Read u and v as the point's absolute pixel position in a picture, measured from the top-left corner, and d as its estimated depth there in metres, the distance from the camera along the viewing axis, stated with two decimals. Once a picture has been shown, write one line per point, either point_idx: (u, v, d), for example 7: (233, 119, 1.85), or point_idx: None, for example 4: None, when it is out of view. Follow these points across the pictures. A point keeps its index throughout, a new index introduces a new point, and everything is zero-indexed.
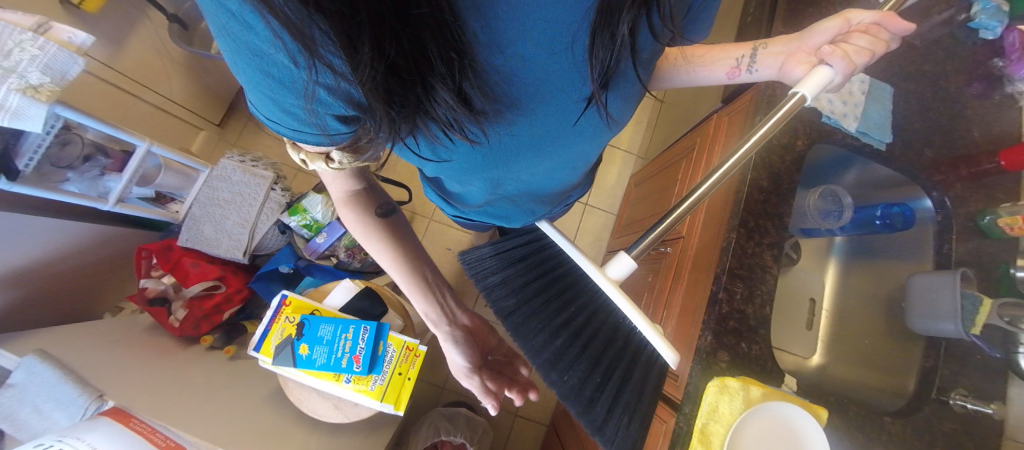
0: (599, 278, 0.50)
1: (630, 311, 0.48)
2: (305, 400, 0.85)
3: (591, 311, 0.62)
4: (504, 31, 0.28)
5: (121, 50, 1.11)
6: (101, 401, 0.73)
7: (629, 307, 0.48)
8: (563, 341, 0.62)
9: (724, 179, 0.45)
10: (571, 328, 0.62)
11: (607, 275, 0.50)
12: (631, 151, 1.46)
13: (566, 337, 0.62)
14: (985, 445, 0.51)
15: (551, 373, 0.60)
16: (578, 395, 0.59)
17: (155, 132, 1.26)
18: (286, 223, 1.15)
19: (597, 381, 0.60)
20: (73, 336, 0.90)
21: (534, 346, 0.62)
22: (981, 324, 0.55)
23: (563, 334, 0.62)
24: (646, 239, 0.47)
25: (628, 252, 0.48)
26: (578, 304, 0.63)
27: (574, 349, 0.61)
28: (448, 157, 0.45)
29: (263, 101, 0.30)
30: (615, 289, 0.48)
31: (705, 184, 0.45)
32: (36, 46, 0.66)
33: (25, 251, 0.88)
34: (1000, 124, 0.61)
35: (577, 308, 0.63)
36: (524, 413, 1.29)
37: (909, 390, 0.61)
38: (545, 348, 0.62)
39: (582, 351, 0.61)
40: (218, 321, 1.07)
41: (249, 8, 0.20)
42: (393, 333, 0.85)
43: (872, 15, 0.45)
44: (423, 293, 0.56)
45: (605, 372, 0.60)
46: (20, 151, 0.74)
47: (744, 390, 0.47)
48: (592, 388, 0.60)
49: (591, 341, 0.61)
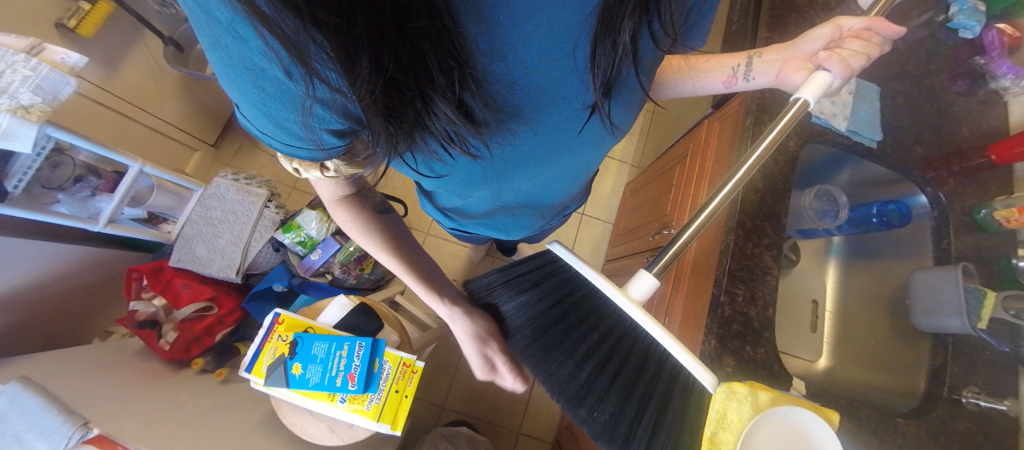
0: (622, 300, 0.42)
1: (665, 337, 0.41)
2: (299, 422, 0.82)
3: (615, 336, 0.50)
4: (505, 38, 0.27)
5: (115, 73, 1.13)
6: (86, 429, 0.69)
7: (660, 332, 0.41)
8: (590, 372, 0.52)
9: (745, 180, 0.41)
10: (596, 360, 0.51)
11: (630, 296, 0.42)
12: (626, 161, 1.47)
13: (593, 367, 0.52)
14: (1003, 445, 0.49)
15: (579, 409, 0.51)
16: (612, 430, 0.50)
17: (150, 153, 1.26)
18: (280, 241, 1.13)
19: (633, 413, 0.49)
20: (59, 362, 0.87)
21: (559, 379, 0.53)
22: (987, 318, 0.54)
23: (589, 364, 0.52)
24: (670, 250, 0.42)
25: (648, 268, 0.41)
26: (601, 329, 0.51)
27: (603, 378, 0.52)
28: (445, 172, 0.45)
29: (257, 115, 0.29)
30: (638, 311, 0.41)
31: (727, 187, 0.41)
32: (28, 68, 0.67)
33: (11, 275, 0.87)
34: (987, 121, 0.62)
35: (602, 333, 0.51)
36: (527, 431, 1.26)
37: (920, 390, 0.59)
38: (568, 382, 0.53)
39: (613, 376, 0.51)
40: (211, 343, 1.04)
41: (242, 19, 0.20)
42: (389, 349, 0.83)
43: (862, 21, 0.46)
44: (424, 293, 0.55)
45: (643, 402, 0.49)
46: (9, 173, 0.74)
47: (753, 395, 0.44)
48: (627, 423, 0.50)
49: (620, 371, 0.50)
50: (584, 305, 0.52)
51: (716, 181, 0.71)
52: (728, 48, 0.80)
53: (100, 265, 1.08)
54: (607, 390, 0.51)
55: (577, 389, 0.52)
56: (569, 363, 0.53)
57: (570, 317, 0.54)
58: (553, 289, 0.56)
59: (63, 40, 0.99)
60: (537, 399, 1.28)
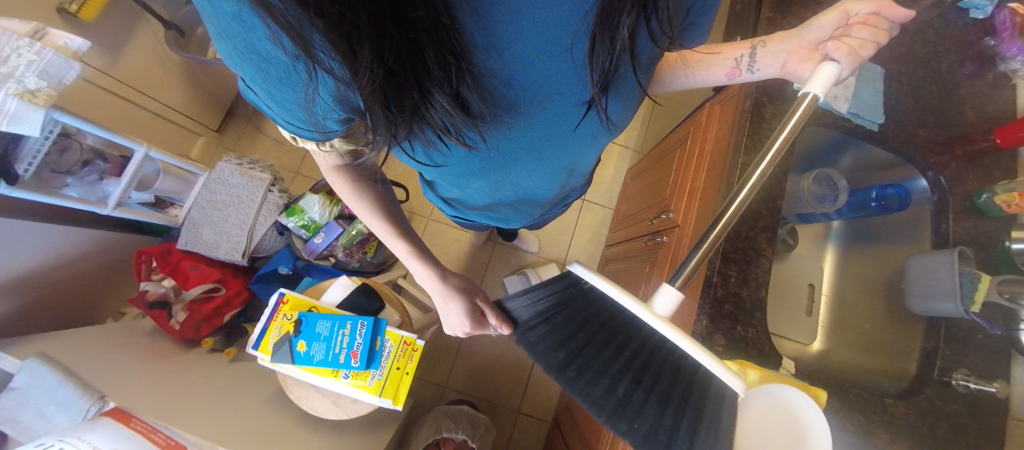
0: (647, 317, 0.38)
1: (698, 353, 0.37)
2: (304, 398, 0.84)
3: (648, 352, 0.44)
4: (504, 33, 0.28)
5: (119, 58, 1.13)
6: (102, 402, 0.73)
7: (694, 348, 0.37)
8: (625, 389, 0.46)
9: (755, 185, 0.39)
10: (631, 374, 0.45)
11: (657, 312, 0.39)
12: (628, 146, 1.46)
13: (629, 382, 0.45)
14: (990, 426, 0.50)
15: (620, 424, 0.44)
16: (653, 439, 0.43)
17: (154, 139, 1.28)
18: (284, 224, 1.15)
19: (670, 422, 0.43)
20: (74, 340, 0.90)
21: (594, 396, 0.46)
22: (980, 301, 0.54)
23: (625, 380, 0.46)
24: (691, 262, 0.40)
25: (671, 280, 0.40)
26: (632, 346, 0.45)
27: (639, 393, 0.45)
28: (443, 162, 0.46)
29: (263, 98, 0.30)
30: (672, 330, 0.38)
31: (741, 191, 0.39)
32: (33, 52, 0.68)
33: (26, 256, 0.89)
34: (994, 104, 0.62)
35: (635, 350, 0.45)
36: (527, 410, 1.29)
37: (911, 372, 0.61)
38: (605, 398, 0.46)
39: (648, 390, 0.44)
40: (218, 324, 1.07)
41: (248, 9, 0.20)
42: (390, 328, 0.86)
43: (870, 6, 0.44)
44: (416, 258, 0.58)
45: (678, 410, 0.43)
46: (20, 156, 0.75)
47: (742, 372, 0.46)
48: (665, 433, 0.43)
49: (656, 383, 0.44)
50: (614, 322, 0.46)
51: (715, 168, 0.71)
52: (733, 31, 0.79)
53: (112, 248, 1.11)
54: (644, 403, 0.44)
55: (617, 404, 0.45)
56: (605, 380, 0.46)
57: (601, 335, 0.47)
58: (577, 312, 0.49)
59: (64, 24, 0.99)
60: (537, 380, 1.31)
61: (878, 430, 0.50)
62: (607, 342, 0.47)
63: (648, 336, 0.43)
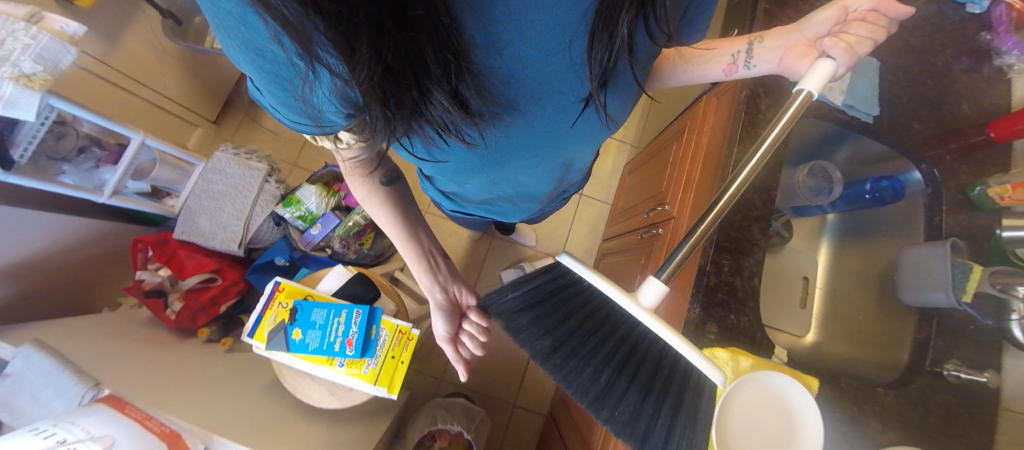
0: (632, 308, 0.39)
1: (678, 344, 0.38)
2: (300, 386, 0.84)
3: (632, 344, 0.44)
4: (503, 31, 0.28)
5: (117, 47, 1.13)
6: (97, 389, 0.74)
7: (676, 339, 0.38)
8: (608, 377, 0.46)
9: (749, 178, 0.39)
10: (615, 363, 0.45)
11: (641, 304, 0.39)
12: (626, 141, 1.46)
13: (612, 371, 0.45)
14: (979, 415, 0.51)
15: (601, 411, 0.45)
16: (632, 427, 0.44)
17: (151, 128, 1.28)
18: (280, 215, 1.15)
19: (650, 411, 0.44)
20: (71, 328, 0.91)
21: (578, 383, 0.46)
22: (971, 291, 0.55)
23: (608, 369, 0.45)
24: (679, 253, 0.39)
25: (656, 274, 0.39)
26: (617, 336, 0.44)
27: (622, 381, 0.45)
28: (442, 158, 0.46)
29: (261, 93, 0.30)
30: (653, 321, 0.38)
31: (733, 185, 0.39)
32: (29, 36, 0.67)
33: (23, 244, 0.89)
34: (988, 97, 0.62)
35: (619, 341, 0.44)
36: (524, 404, 1.29)
37: (902, 362, 0.61)
38: (588, 385, 0.46)
39: (630, 379, 0.45)
40: (216, 314, 1.09)
41: (247, 7, 0.20)
42: (386, 317, 0.86)
43: (869, 2, 0.44)
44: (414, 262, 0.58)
45: (659, 398, 0.43)
46: (15, 141, 0.75)
47: (733, 361, 0.47)
48: (645, 421, 0.44)
49: (638, 372, 0.44)
50: (598, 313, 0.45)
51: (710, 159, 0.71)
52: (731, 22, 0.79)
53: (109, 237, 1.11)
54: (626, 390, 0.45)
55: (599, 391, 0.46)
56: (588, 368, 0.46)
57: (585, 325, 0.46)
58: (565, 303, 0.49)
59: (60, 10, 0.98)
60: (533, 374, 1.31)
61: (868, 418, 0.50)
62: (593, 332, 0.46)
63: (630, 328, 0.43)
